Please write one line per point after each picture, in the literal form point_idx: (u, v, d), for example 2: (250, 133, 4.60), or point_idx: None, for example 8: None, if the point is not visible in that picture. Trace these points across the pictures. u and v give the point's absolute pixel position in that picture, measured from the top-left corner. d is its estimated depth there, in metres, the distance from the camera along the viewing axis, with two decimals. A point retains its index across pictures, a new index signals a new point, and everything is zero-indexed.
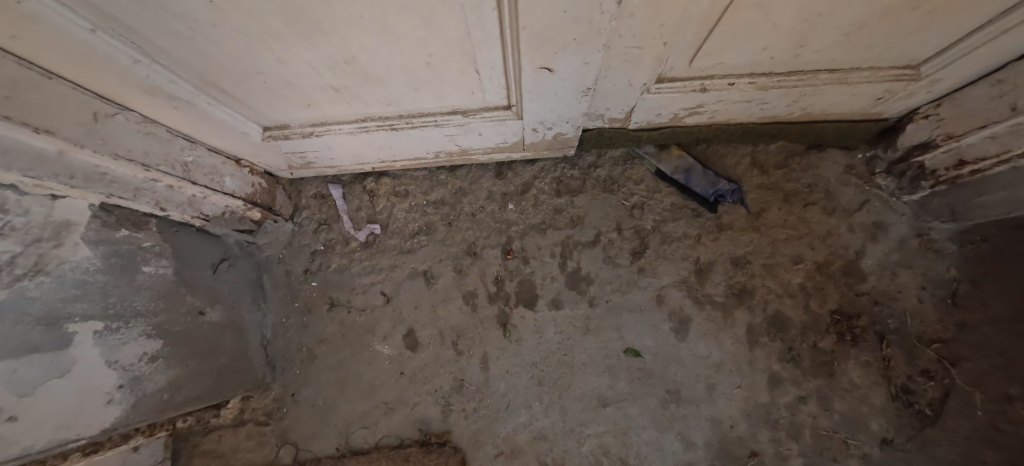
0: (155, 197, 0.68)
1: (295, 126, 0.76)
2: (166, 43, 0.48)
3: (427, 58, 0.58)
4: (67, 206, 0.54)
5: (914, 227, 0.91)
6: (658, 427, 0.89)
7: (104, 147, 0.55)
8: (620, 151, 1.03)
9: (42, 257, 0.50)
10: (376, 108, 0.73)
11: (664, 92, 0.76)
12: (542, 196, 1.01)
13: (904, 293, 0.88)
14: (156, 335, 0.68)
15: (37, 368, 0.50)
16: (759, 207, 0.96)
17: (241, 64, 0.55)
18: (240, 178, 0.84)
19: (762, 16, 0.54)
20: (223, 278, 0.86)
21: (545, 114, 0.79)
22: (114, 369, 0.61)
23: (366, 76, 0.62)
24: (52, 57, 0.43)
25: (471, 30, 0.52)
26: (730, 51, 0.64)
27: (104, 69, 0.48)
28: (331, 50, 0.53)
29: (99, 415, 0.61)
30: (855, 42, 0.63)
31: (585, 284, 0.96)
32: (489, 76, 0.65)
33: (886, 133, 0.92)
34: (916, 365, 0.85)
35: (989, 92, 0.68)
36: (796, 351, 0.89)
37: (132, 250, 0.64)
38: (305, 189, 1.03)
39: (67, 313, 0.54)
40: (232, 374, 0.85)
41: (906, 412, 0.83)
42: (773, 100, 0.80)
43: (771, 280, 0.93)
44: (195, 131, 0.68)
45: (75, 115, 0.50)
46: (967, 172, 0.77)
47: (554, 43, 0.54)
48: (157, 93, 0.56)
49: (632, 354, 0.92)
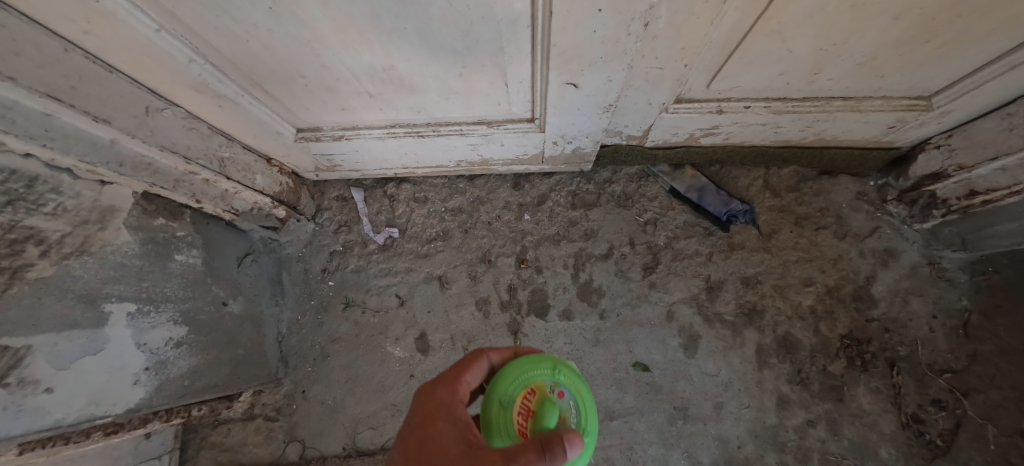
0: (192, 189, 0.71)
1: (327, 129, 0.80)
2: (221, 45, 0.51)
3: (461, 69, 0.61)
4: (113, 193, 0.58)
5: (926, 255, 0.92)
6: (665, 444, 0.88)
7: (152, 139, 0.58)
8: (635, 168, 1.06)
9: (87, 238, 0.53)
10: (406, 115, 0.76)
11: (682, 111, 0.79)
12: (557, 208, 1.03)
13: (915, 321, 0.89)
14: (182, 321, 0.69)
15: (75, 343, 0.52)
16: (771, 229, 0.98)
17: (287, 68, 0.58)
18: (270, 177, 0.87)
19: (779, 43, 0.57)
20: (246, 272, 0.88)
21: (566, 128, 0.82)
22: (144, 352, 0.63)
23: (401, 84, 0.65)
24: (117, 53, 0.46)
25: (504, 45, 0.55)
26: (747, 75, 0.67)
27: (161, 67, 0.51)
28: (372, 58, 0.56)
29: (126, 394, 0.62)
30: (868, 71, 0.65)
31: (596, 296, 0.97)
32: (516, 89, 0.68)
33: (897, 162, 0.95)
34: (927, 394, 0.84)
35: (999, 124, 0.70)
36: (805, 374, 0.89)
37: (167, 238, 0.67)
38: (327, 191, 1.06)
39: (105, 293, 0.56)
40: (248, 366, 0.86)
41: (917, 442, 0.82)
42: (787, 125, 0.83)
43: (782, 301, 0.94)
44: (235, 129, 0.71)
45: (129, 108, 0.53)
46: (978, 202, 0.80)
47: (580, 60, 0.57)
48: (205, 91, 0.59)
49: (640, 368, 0.92)
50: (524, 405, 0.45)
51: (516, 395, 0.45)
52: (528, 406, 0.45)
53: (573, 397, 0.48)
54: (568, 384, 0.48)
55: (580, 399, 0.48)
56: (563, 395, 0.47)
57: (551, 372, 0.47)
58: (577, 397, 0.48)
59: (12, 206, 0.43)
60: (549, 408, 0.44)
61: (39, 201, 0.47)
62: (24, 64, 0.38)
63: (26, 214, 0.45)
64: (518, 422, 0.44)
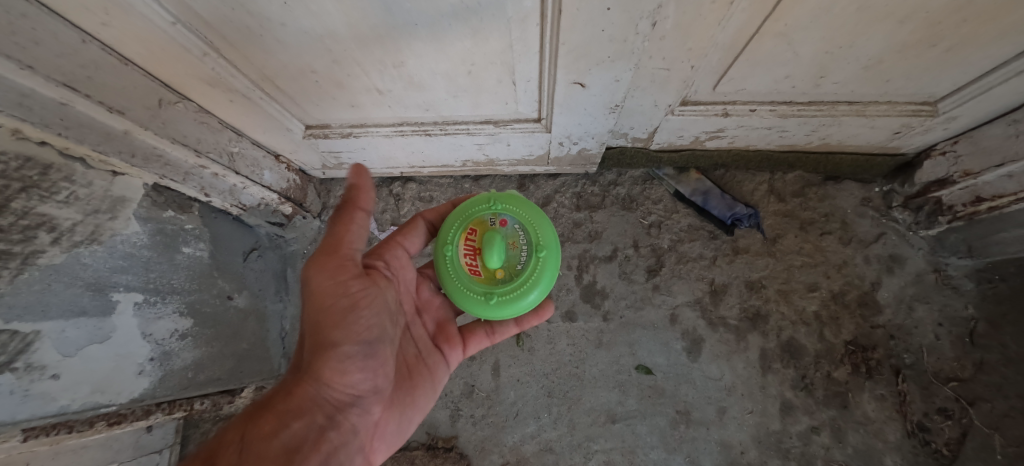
0: (202, 183, 0.71)
1: (336, 125, 0.80)
2: (234, 38, 0.52)
3: (470, 67, 0.62)
4: (124, 183, 0.58)
5: (931, 262, 0.92)
6: (667, 448, 0.88)
7: (164, 131, 0.59)
8: (640, 171, 1.06)
9: (98, 227, 0.53)
10: (414, 112, 0.77)
11: (687, 114, 0.80)
12: (562, 209, 1.04)
13: (920, 328, 0.88)
14: (187, 313, 0.70)
15: (82, 330, 0.52)
16: (775, 233, 0.98)
17: (299, 63, 0.59)
18: (278, 173, 0.88)
19: (785, 45, 0.58)
20: (251, 266, 0.90)
21: (573, 129, 0.83)
22: (150, 342, 0.63)
23: (410, 81, 0.66)
24: (132, 44, 0.46)
25: (513, 43, 0.55)
26: (753, 78, 0.68)
27: (176, 60, 0.52)
28: (383, 55, 0.57)
29: (131, 384, 0.61)
30: (873, 76, 0.66)
31: (599, 298, 0.97)
32: (524, 88, 0.69)
33: (903, 168, 0.95)
34: (932, 403, 0.83)
35: (1004, 131, 0.70)
36: (809, 380, 0.88)
37: (175, 230, 0.68)
38: (334, 189, 1.07)
39: (114, 282, 0.56)
40: (251, 361, 0.87)
41: (922, 451, 0.81)
42: (792, 129, 0.83)
43: (785, 306, 0.93)
44: (244, 124, 0.72)
45: (142, 100, 0.54)
46: (984, 209, 0.80)
47: (589, 60, 0.58)
48: (218, 85, 0.60)
49: (644, 370, 0.92)
50: (471, 243, 0.58)
51: (465, 238, 0.58)
52: (476, 244, 0.58)
53: (516, 221, 0.59)
54: (506, 211, 0.59)
55: (525, 222, 0.58)
56: (507, 223, 0.58)
57: (486, 207, 0.59)
58: (519, 218, 0.59)
59: (25, 193, 0.43)
60: (492, 236, 0.56)
61: (52, 189, 0.47)
62: (43, 53, 0.39)
63: (39, 201, 0.45)
64: (473, 256, 0.57)
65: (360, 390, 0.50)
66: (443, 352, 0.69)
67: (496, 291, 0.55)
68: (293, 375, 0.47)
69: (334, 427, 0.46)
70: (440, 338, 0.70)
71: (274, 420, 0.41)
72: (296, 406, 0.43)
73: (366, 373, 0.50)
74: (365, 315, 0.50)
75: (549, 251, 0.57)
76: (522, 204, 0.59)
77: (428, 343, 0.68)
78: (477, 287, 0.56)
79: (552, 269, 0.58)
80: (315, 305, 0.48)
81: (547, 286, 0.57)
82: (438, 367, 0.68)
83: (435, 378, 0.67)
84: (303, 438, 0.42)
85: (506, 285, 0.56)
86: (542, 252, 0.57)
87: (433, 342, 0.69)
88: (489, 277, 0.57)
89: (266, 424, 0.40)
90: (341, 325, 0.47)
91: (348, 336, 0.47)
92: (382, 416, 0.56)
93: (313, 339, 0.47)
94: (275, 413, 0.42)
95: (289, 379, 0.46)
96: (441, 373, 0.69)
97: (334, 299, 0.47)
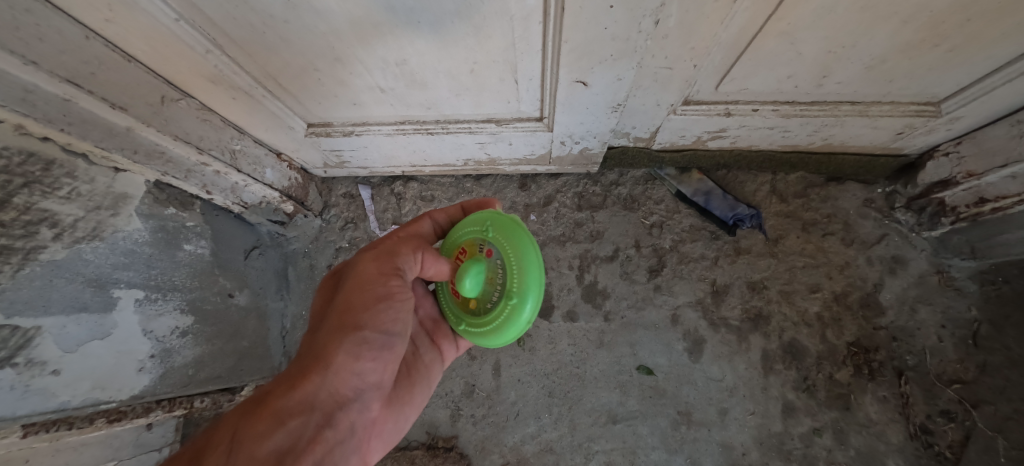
0: (204, 180, 0.71)
1: (338, 124, 0.80)
2: (238, 36, 0.52)
3: (472, 65, 0.62)
4: (127, 180, 0.58)
5: (934, 263, 0.91)
6: (668, 449, 0.87)
7: (166, 128, 0.59)
8: (642, 171, 1.06)
9: (99, 223, 0.53)
10: (415, 111, 0.77)
11: (689, 113, 0.79)
12: (564, 209, 1.03)
13: (923, 330, 0.88)
14: (188, 310, 0.70)
15: (83, 326, 0.52)
16: (777, 234, 0.98)
17: (301, 61, 0.59)
18: (279, 171, 0.88)
19: (788, 45, 0.58)
20: (252, 265, 0.90)
21: (575, 128, 0.83)
22: (150, 339, 0.63)
23: (413, 79, 0.65)
24: (136, 41, 0.47)
25: (515, 42, 0.55)
26: (755, 77, 0.68)
27: (179, 57, 0.52)
28: (386, 52, 0.57)
29: (131, 381, 0.61)
30: (877, 75, 0.65)
31: (600, 298, 0.97)
32: (526, 87, 0.69)
33: (905, 169, 0.95)
34: (935, 405, 0.83)
35: (1008, 131, 0.70)
36: (811, 381, 0.88)
37: (177, 228, 0.68)
38: (335, 188, 1.07)
39: (115, 278, 0.56)
40: (252, 359, 0.87)
41: (925, 454, 0.81)
42: (795, 129, 0.83)
43: (787, 307, 0.93)
44: (247, 122, 0.72)
45: (144, 97, 0.54)
46: (988, 210, 0.79)
47: (591, 58, 0.58)
48: (221, 83, 0.60)
49: (645, 371, 0.92)
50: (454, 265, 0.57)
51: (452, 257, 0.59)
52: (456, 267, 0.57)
53: (500, 254, 0.53)
54: (492, 240, 0.54)
55: (503, 260, 0.52)
56: (489, 255, 0.54)
57: (480, 232, 0.56)
58: (502, 252, 0.53)
59: (27, 188, 0.43)
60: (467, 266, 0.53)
61: (54, 184, 0.47)
62: (47, 49, 0.39)
63: (42, 197, 0.45)
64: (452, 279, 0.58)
65: (368, 385, 0.49)
66: (438, 349, 0.69)
67: (468, 322, 0.57)
68: (305, 360, 0.45)
69: (332, 425, 0.44)
70: (438, 335, 0.69)
71: (269, 420, 0.39)
72: (297, 403, 0.41)
73: (377, 367, 0.49)
74: (397, 306, 0.50)
75: (521, 299, 0.50)
76: (510, 237, 0.52)
77: (424, 340, 0.68)
78: (456, 306, 0.60)
79: (521, 318, 0.51)
80: (348, 290, 0.49)
81: (512, 335, 0.52)
82: (433, 364, 0.68)
83: (431, 375, 0.67)
84: (298, 437, 0.40)
85: (476, 320, 0.56)
86: (509, 299, 0.51)
87: (430, 338, 0.69)
88: (466, 302, 0.58)
89: (260, 423, 0.39)
90: (368, 310, 0.47)
91: (372, 324, 0.47)
92: (380, 414, 0.55)
93: (335, 323, 0.47)
94: (270, 412, 0.40)
95: (292, 373, 0.44)
96: (437, 370, 0.69)
97: (373, 286, 0.48)
